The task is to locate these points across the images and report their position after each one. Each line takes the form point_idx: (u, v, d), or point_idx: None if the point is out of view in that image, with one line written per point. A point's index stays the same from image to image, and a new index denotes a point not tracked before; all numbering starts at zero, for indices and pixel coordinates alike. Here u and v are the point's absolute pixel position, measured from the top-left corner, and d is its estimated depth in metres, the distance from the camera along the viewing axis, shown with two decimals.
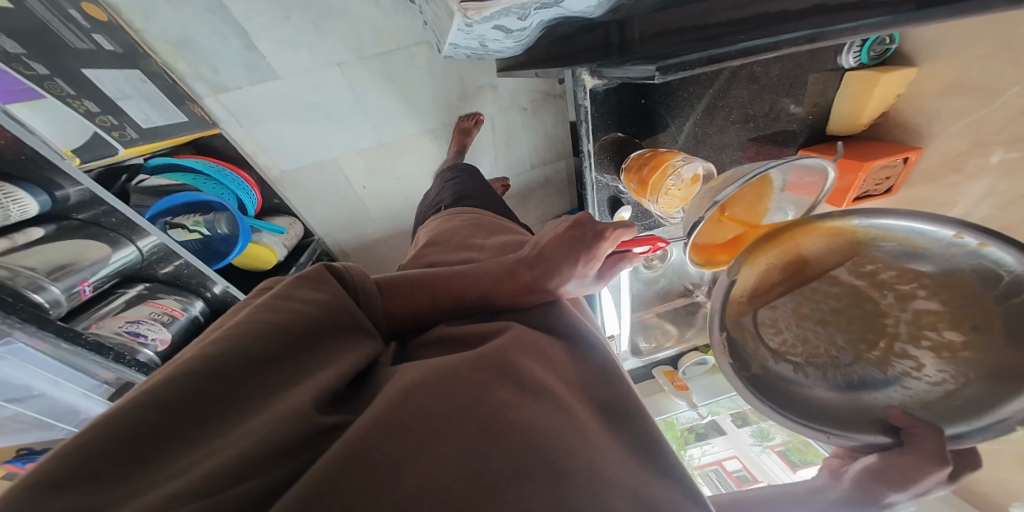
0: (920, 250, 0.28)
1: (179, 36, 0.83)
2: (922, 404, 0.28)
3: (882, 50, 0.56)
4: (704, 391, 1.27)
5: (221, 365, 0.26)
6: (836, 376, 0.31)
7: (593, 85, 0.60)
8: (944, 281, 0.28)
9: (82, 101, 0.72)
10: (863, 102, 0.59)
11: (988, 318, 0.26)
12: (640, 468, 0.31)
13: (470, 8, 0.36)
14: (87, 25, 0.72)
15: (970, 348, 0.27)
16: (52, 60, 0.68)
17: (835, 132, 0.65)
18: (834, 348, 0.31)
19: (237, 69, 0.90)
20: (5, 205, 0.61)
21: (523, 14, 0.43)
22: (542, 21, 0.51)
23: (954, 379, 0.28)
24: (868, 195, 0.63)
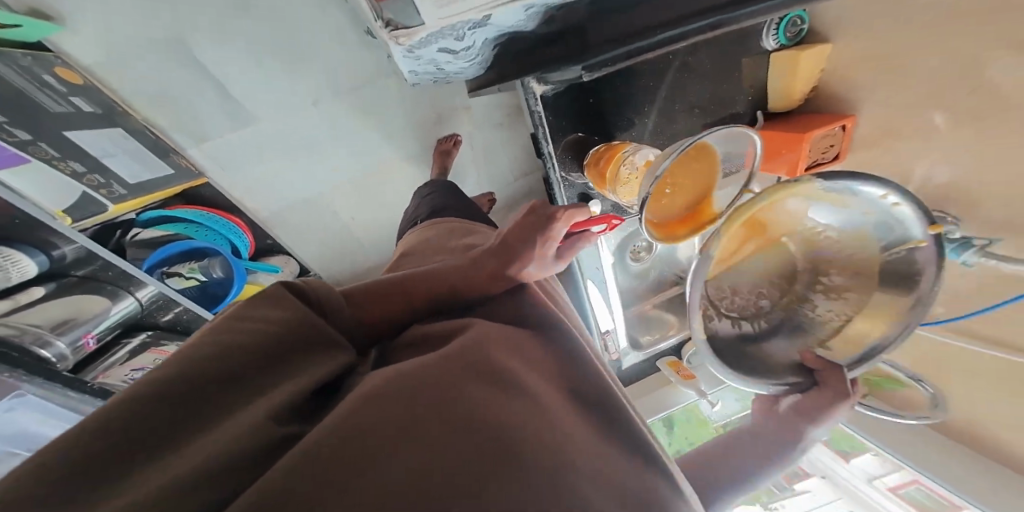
0: (843, 208, 0.43)
1: (158, 93, 0.87)
2: (823, 343, 0.47)
3: (796, 30, 0.61)
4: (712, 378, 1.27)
5: (173, 385, 0.28)
6: (784, 329, 0.47)
7: (541, 89, 0.64)
8: (852, 235, 0.44)
9: (67, 162, 0.73)
10: (792, 78, 0.64)
11: (871, 265, 0.45)
12: (603, 446, 0.35)
13: (400, 36, 0.38)
14: (63, 89, 0.74)
15: (852, 290, 0.46)
16: (32, 125, 0.68)
17: (775, 108, 0.69)
18: (767, 300, 0.47)
19: (218, 119, 0.95)
20: (7, 268, 0.67)
21: (460, 35, 0.45)
22: (486, 38, 0.53)
23: (840, 316, 0.46)
24: (818, 164, 0.65)
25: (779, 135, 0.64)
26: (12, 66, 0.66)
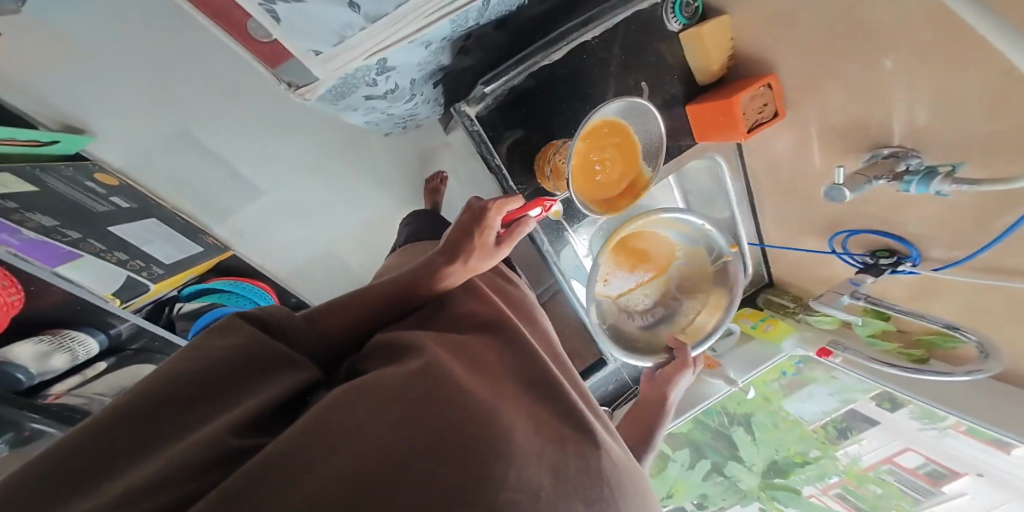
0: (685, 237, 0.90)
1: (180, 183, 1.03)
2: (681, 329, 0.92)
3: (692, 9, 0.70)
4: (741, 365, 1.16)
5: (130, 411, 0.33)
6: (657, 319, 0.93)
7: (477, 111, 0.71)
8: (690, 256, 0.92)
9: (113, 252, 0.89)
10: (703, 51, 0.72)
11: (706, 272, 0.93)
12: (549, 426, 0.38)
13: (306, 92, 0.46)
14: (103, 191, 0.89)
15: (698, 291, 0.93)
16: (85, 225, 0.84)
17: (705, 80, 0.76)
18: (649, 299, 0.92)
19: (233, 197, 1.09)
20: (72, 346, 0.80)
21: (373, 81, 0.51)
22: (414, 79, 0.60)
23: (693, 307, 0.93)
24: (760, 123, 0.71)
25: (716, 106, 0.71)
26: (58, 179, 0.79)
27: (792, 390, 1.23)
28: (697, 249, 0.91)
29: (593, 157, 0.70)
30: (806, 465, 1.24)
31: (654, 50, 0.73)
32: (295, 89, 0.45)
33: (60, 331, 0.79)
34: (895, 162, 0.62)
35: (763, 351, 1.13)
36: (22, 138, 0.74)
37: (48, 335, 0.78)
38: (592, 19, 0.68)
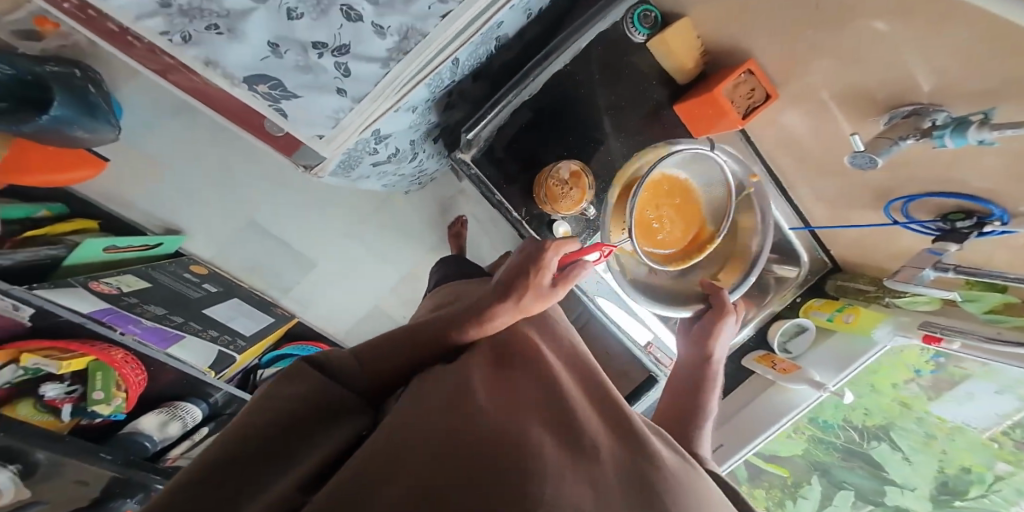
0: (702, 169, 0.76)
1: (251, 264, 1.24)
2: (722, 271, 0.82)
3: (651, 20, 0.71)
4: (831, 366, 1.00)
5: (206, 471, 0.29)
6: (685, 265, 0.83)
7: (471, 156, 0.76)
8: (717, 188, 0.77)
9: (207, 330, 1.02)
10: (675, 53, 0.71)
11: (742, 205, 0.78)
12: (585, 437, 0.36)
13: (316, 171, 0.57)
14: (198, 279, 1.11)
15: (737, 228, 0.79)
16: (186, 310, 1.01)
17: (685, 79, 0.75)
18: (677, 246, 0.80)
19: (291, 268, 1.28)
20: (183, 415, 0.94)
21: (373, 150, 0.61)
22: (412, 141, 0.68)
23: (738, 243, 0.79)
24: (753, 107, 0.69)
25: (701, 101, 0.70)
26: (166, 274, 1.03)
27: (941, 390, 0.94)
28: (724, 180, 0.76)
29: (650, 215, 0.75)
30: (992, 485, 0.92)
31: (625, 63, 0.74)
32: (310, 170, 0.57)
33: (172, 404, 0.94)
34: (917, 116, 0.49)
35: (851, 346, 0.98)
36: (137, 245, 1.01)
37: (163, 407, 0.93)
38: (557, 50, 0.71)
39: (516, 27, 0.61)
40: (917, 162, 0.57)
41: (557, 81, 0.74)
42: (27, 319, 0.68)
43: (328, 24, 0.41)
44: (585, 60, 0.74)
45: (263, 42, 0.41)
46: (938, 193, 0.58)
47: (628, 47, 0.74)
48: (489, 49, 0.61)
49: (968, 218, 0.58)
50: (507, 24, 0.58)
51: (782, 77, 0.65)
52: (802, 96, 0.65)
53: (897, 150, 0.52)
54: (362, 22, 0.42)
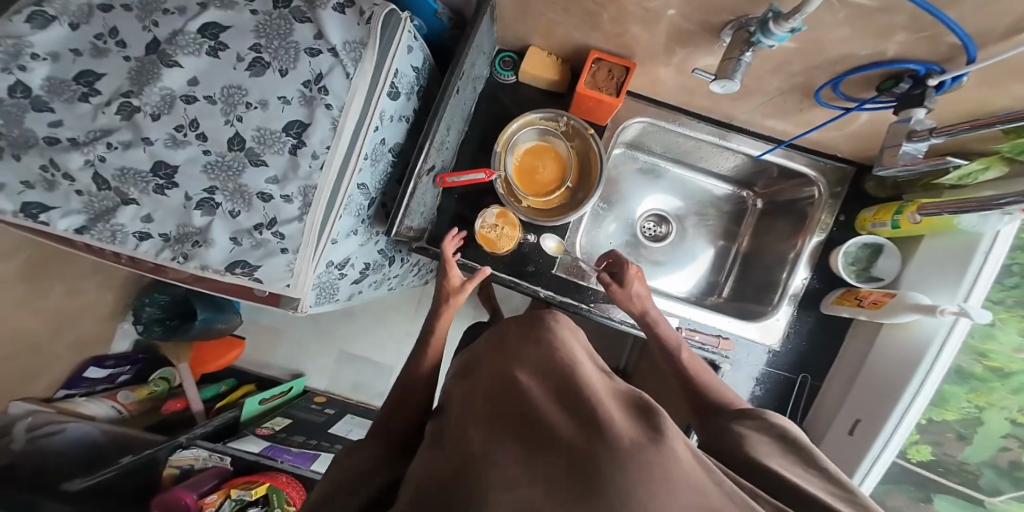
0: (553, 126, 0.84)
1: (355, 383, 1.55)
2: (574, 204, 0.84)
3: (510, 63, 0.86)
4: (943, 283, 0.71)
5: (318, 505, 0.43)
6: (544, 205, 0.86)
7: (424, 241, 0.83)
8: (571, 131, 0.84)
9: (333, 442, 1.23)
10: (541, 75, 0.82)
11: (583, 144, 0.84)
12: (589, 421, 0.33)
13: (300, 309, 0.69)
14: (324, 407, 1.43)
15: (583, 167, 0.85)
16: (313, 432, 1.27)
17: (563, 86, 0.84)
18: (535, 190, 0.85)
19: (377, 376, 1.54)
20: None
21: (345, 270, 0.77)
22: (378, 248, 0.85)
23: (582, 189, 0.85)
24: (622, 80, 0.74)
25: (579, 100, 0.78)
26: (304, 411, 1.40)
27: None
28: (577, 131, 0.83)
29: (534, 166, 0.84)
30: None
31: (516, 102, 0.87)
32: (298, 311, 0.69)
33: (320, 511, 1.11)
34: (742, 31, 0.52)
35: (948, 248, 0.72)
36: (278, 392, 1.45)
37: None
38: (433, 119, 0.71)
39: (402, 134, 0.78)
40: (789, 56, 0.55)
41: (470, 142, 0.88)
42: (229, 464, 1.08)
43: (257, 211, 0.63)
44: (480, 119, 0.88)
45: (226, 240, 0.64)
46: (855, 69, 0.54)
47: (507, 89, 0.89)
48: (389, 162, 0.77)
49: (903, 82, 0.52)
50: (390, 138, 0.74)
51: (627, 48, 0.71)
52: (653, 52, 0.68)
53: (744, 66, 0.53)
54: (274, 198, 0.62)
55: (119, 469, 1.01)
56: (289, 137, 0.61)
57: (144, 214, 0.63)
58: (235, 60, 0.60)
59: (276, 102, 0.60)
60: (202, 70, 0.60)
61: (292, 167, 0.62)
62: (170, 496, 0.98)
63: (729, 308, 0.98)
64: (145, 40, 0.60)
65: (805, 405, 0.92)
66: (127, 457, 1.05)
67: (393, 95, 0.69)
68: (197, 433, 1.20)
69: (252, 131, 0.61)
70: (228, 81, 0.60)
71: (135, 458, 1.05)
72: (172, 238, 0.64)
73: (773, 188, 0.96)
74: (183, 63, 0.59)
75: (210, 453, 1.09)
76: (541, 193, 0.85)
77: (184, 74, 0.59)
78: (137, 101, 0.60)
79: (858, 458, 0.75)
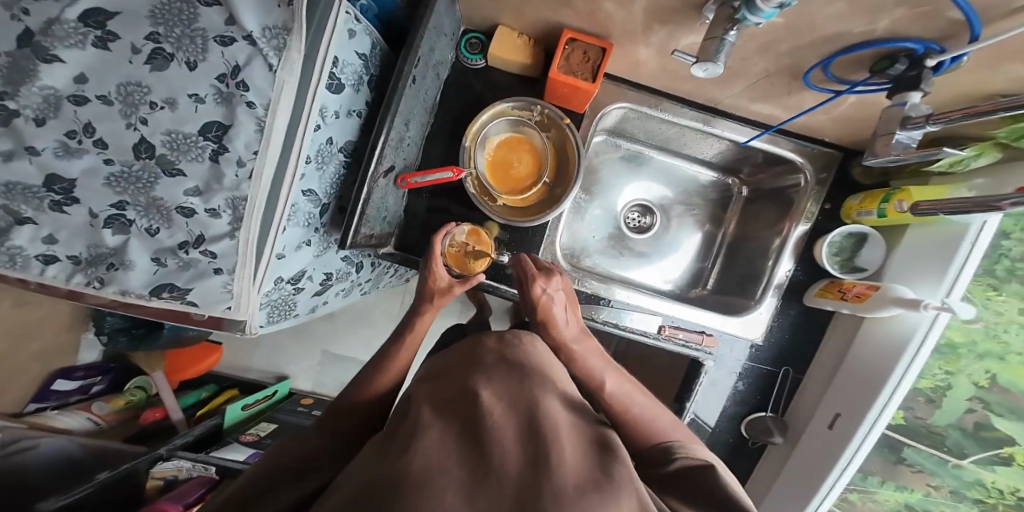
0: (526, 116, 0.77)
1: (338, 382, 1.51)
2: (553, 200, 0.78)
3: (476, 44, 0.79)
4: (926, 276, 0.67)
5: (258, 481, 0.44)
6: (519, 203, 0.80)
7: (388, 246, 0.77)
8: (546, 121, 0.77)
9: None
10: (509, 58, 0.75)
11: (559, 134, 0.77)
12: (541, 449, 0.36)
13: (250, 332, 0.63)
14: (305, 408, 1.39)
15: (561, 159, 0.79)
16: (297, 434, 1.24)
17: (535, 70, 0.77)
18: (509, 187, 0.79)
19: None
20: None
21: (299, 284, 0.71)
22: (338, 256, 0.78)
23: (559, 183, 0.79)
24: (598, 63, 0.67)
25: (553, 86, 0.71)
26: (286, 412, 1.36)
27: None
28: (552, 121, 0.77)
29: (507, 160, 0.78)
30: None
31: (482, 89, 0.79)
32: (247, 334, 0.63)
33: None
34: (726, 6, 0.45)
35: (937, 239, 0.67)
36: (261, 396, 1.41)
37: None
38: (386, 114, 0.63)
39: (354, 131, 0.70)
40: (779, 36, 0.48)
41: (434, 135, 0.81)
42: (215, 473, 1.05)
43: (179, 227, 0.55)
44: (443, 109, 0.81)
45: (147, 261, 0.56)
46: (844, 51, 0.48)
47: (476, 74, 0.81)
48: (340, 163, 0.69)
49: (899, 63, 0.45)
50: (338, 137, 0.67)
51: (603, 26, 0.63)
52: (630, 31, 0.61)
53: (727, 46, 0.47)
54: (198, 213, 0.55)
55: (100, 484, 0.94)
56: (208, 141, 0.53)
57: (45, 234, 0.55)
58: (129, 52, 0.49)
59: (186, 101, 0.52)
60: (90, 65, 0.49)
61: (215, 175, 0.54)
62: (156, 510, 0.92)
63: (714, 301, 0.94)
64: (14, 32, 0.46)
65: (788, 397, 0.90)
66: (104, 473, 0.98)
67: (333, 87, 0.60)
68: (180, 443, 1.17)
69: (161, 136, 0.53)
70: (124, 77, 0.50)
71: (113, 473, 0.98)
72: (83, 260, 0.57)
73: (760, 174, 0.91)
74: (64, 58, 0.48)
75: (193, 463, 1.06)
76: (515, 190, 0.79)
77: (68, 71, 0.48)
78: (11, 103, 0.49)
79: (835, 454, 0.74)
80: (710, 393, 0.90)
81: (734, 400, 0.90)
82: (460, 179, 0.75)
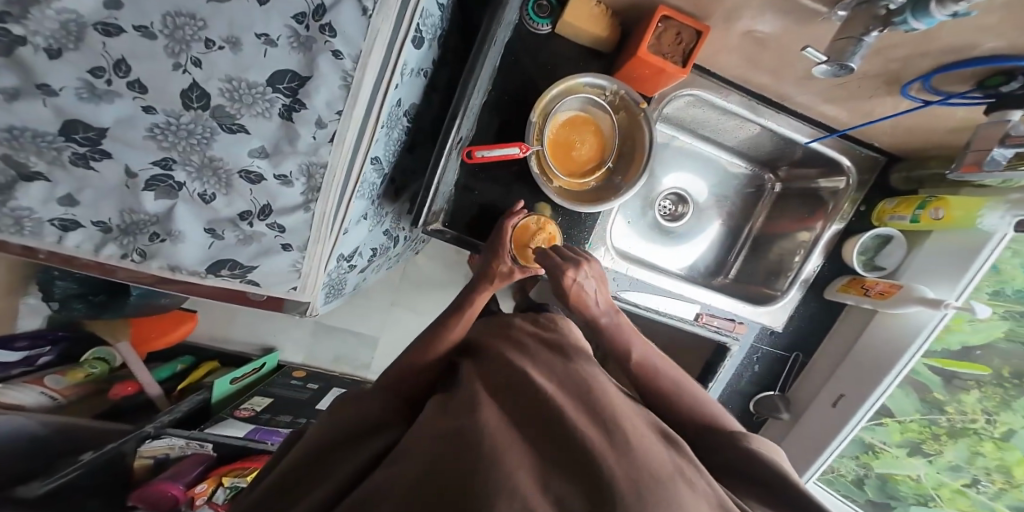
0: (595, 97, 0.74)
1: (336, 356, 1.45)
2: (613, 185, 0.78)
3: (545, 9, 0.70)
4: (943, 277, 0.76)
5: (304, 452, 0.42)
6: (579, 185, 0.78)
7: (442, 223, 0.72)
8: (618, 103, 0.75)
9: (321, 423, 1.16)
10: (584, 29, 0.69)
11: (627, 120, 0.77)
12: (623, 443, 0.36)
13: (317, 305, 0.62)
14: (303, 383, 1.33)
15: (624, 146, 0.79)
16: (300, 411, 1.19)
17: (608, 44, 0.72)
18: (571, 168, 0.77)
19: (362, 349, 1.45)
20: None
21: (348, 253, 0.67)
22: (383, 226, 0.74)
23: (620, 170, 0.79)
24: (688, 46, 0.64)
25: (633, 65, 0.67)
26: (280, 386, 1.27)
27: None
28: (622, 104, 0.75)
29: (571, 141, 0.76)
30: None
31: (547, 58, 0.73)
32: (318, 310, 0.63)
33: None
34: (872, 4, 0.43)
35: (958, 244, 0.75)
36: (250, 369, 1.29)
37: None
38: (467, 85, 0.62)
39: (418, 93, 0.63)
40: (905, 42, 0.47)
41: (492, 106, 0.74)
42: (212, 450, 0.95)
43: (241, 195, 0.50)
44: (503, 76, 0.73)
45: (200, 232, 0.52)
46: (946, 66, 0.49)
47: (541, 41, 0.72)
48: (403, 128, 0.63)
49: (1015, 81, 0.48)
50: (405, 98, 0.59)
51: (702, 9, 0.58)
52: (731, 18, 0.57)
53: (864, 47, 0.46)
54: (266, 179, 0.49)
55: (85, 468, 0.80)
56: (278, 94, 0.43)
57: (60, 195, 0.44)
58: None
59: (254, 43, 0.38)
60: None
61: (287, 135, 0.46)
62: (152, 491, 0.85)
63: (737, 289, 0.99)
64: None
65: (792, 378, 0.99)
66: (86, 455, 0.83)
67: (416, 41, 0.53)
68: (166, 419, 1.02)
69: (218, 83, 0.40)
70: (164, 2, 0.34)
71: (98, 454, 0.83)
72: (115, 229, 0.49)
73: (798, 173, 0.94)
74: None
75: (187, 441, 0.93)
76: (575, 174, 0.78)
77: None
78: (16, 29, 0.30)
79: (839, 429, 0.85)
80: (729, 375, 0.97)
81: (747, 381, 0.98)
82: (524, 156, 0.71)
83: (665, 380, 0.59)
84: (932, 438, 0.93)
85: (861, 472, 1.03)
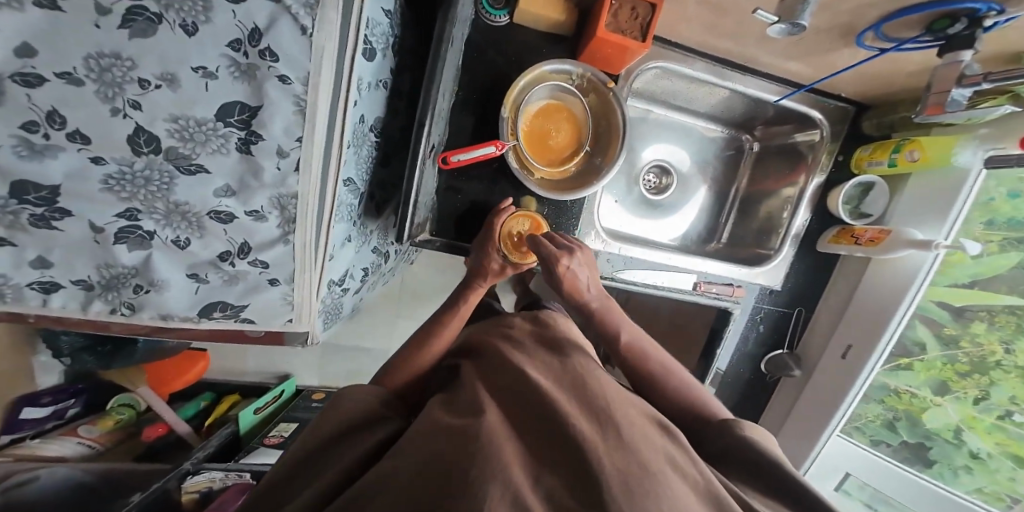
0: (564, 83, 0.75)
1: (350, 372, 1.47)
2: (593, 170, 0.78)
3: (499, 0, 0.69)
4: (930, 217, 0.76)
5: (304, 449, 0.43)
6: (560, 174, 0.78)
7: (429, 232, 0.73)
8: (588, 86, 0.76)
9: None
10: (540, 14, 0.68)
11: (599, 100, 0.77)
12: (614, 437, 0.37)
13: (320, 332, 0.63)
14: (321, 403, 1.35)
15: (600, 127, 0.79)
16: None
17: (567, 27, 0.71)
18: (550, 158, 0.77)
19: (373, 362, 1.47)
20: None
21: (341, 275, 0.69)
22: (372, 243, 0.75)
23: (599, 151, 0.79)
24: (646, 19, 0.63)
25: (595, 46, 0.66)
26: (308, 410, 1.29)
27: None
28: (592, 85, 0.75)
29: (546, 130, 0.76)
30: None
31: (508, 50, 0.72)
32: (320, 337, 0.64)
33: None
34: None
35: (937, 184, 0.76)
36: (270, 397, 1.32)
37: None
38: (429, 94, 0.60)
39: (381, 105, 0.63)
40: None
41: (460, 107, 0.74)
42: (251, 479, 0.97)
43: (217, 236, 0.50)
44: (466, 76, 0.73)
45: (183, 278, 0.53)
46: (894, 14, 0.49)
47: (500, 34, 0.71)
48: (371, 143, 0.64)
49: (958, 23, 0.48)
50: (368, 114, 0.59)
51: None
52: None
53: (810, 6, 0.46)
54: (238, 217, 0.50)
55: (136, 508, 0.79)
56: (230, 128, 0.43)
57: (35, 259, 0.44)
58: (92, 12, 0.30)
59: (192, 77, 0.38)
60: (33, 33, 0.29)
61: (250, 170, 0.46)
62: None
63: (730, 254, 0.99)
64: None
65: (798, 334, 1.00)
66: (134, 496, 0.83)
67: (366, 54, 0.53)
68: (200, 456, 1.04)
69: (164, 123, 0.39)
70: (90, 46, 0.32)
71: (145, 495, 0.83)
72: (98, 286, 0.49)
73: (775, 130, 0.93)
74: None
75: (226, 473, 0.95)
76: (555, 162, 0.78)
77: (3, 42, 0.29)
78: None
79: (851, 380, 0.87)
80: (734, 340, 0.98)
81: (753, 343, 0.99)
82: (501, 153, 0.71)
83: (657, 365, 0.61)
84: (945, 375, 0.94)
85: (885, 416, 1.03)
